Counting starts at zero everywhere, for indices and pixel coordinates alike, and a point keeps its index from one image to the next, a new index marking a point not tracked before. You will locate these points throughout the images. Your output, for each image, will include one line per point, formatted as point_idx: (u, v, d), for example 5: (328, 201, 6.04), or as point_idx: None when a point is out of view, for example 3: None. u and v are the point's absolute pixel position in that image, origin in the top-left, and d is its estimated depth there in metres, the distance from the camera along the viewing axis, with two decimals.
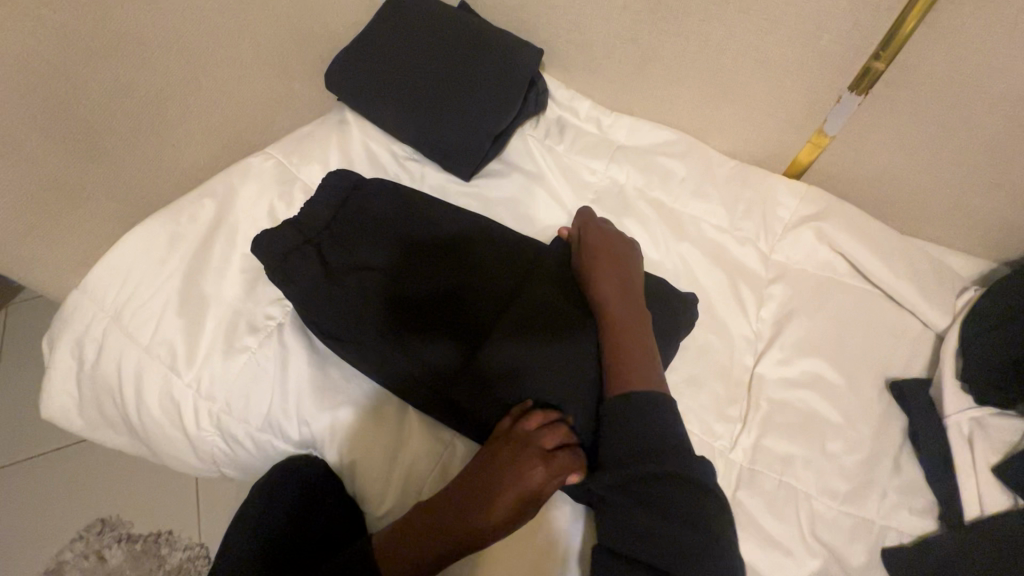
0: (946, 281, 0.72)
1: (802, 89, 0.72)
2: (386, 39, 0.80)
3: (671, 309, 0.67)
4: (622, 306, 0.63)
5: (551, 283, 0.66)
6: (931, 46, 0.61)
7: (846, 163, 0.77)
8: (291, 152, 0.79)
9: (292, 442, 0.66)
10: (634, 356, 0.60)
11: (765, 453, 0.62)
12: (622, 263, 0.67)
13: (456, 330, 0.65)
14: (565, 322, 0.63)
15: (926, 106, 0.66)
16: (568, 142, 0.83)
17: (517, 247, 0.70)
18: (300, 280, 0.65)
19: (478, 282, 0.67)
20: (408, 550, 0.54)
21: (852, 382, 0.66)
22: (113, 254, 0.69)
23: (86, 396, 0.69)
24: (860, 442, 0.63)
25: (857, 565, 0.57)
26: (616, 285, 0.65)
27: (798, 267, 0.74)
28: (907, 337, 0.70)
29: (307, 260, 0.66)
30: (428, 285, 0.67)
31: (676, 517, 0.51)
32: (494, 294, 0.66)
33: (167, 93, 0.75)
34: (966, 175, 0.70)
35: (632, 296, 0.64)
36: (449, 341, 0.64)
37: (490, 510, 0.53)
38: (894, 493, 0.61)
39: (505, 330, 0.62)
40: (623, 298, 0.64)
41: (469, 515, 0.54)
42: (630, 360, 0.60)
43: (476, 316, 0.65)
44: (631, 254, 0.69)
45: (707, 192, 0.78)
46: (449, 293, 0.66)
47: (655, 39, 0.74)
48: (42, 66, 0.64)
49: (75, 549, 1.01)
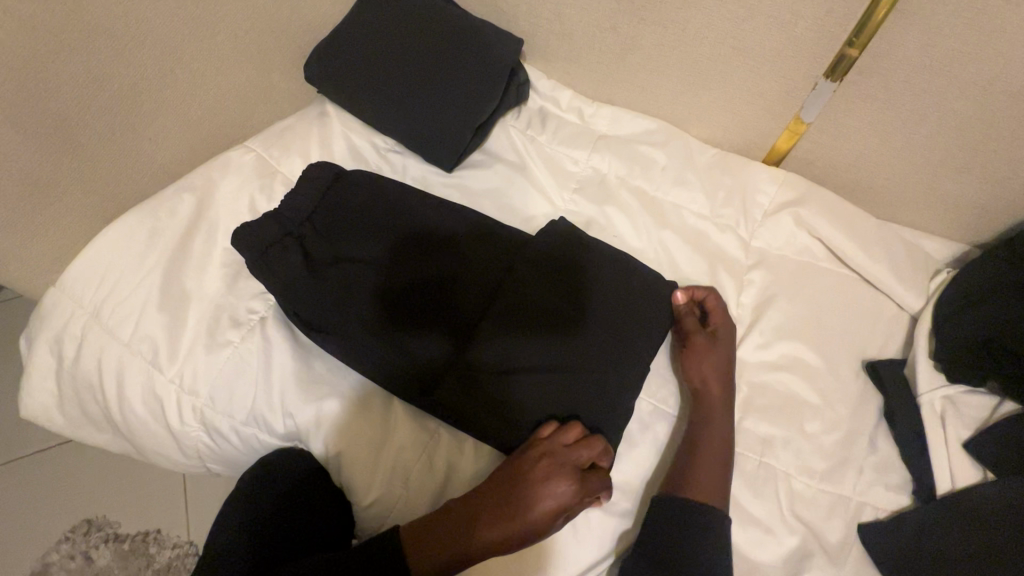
0: (920, 265, 0.74)
1: (780, 76, 0.72)
2: (366, 30, 0.79)
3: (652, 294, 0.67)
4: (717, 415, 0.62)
5: (536, 274, 0.66)
6: (904, 32, 0.62)
7: (823, 150, 0.78)
8: (271, 145, 0.78)
9: (278, 435, 0.66)
10: (716, 470, 0.59)
11: (745, 435, 0.64)
12: (604, 255, 0.69)
13: (443, 319, 0.65)
14: (554, 313, 0.65)
15: (899, 93, 0.68)
16: (549, 133, 0.83)
17: (501, 236, 0.70)
18: (282, 273, 0.65)
19: (463, 271, 0.68)
20: (438, 537, 0.55)
21: (830, 364, 0.68)
22: (92, 250, 0.68)
23: (67, 395, 0.69)
24: (838, 422, 0.64)
25: (834, 541, 0.59)
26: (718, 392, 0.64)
27: (778, 253, 0.75)
28: (883, 320, 0.72)
29: (287, 253, 0.66)
30: (415, 276, 0.67)
31: (679, 535, 0.56)
32: (477, 283, 0.67)
33: (142, 86, 0.74)
34: (939, 159, 0.72)
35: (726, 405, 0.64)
36: (436, 333, 0.64)
37: (527, 508, 0.56)
38: (870, 470, 0.62)
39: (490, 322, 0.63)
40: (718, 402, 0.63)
41: (508, 509, 0.56)
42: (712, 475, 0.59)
43: (463, 308, 0.66)
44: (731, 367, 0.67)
45: (688, 181, 0.78)
46: (434, 283, 0.67)
47: (635, 28, 0.75)
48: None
49: (62, 549, 1.00)
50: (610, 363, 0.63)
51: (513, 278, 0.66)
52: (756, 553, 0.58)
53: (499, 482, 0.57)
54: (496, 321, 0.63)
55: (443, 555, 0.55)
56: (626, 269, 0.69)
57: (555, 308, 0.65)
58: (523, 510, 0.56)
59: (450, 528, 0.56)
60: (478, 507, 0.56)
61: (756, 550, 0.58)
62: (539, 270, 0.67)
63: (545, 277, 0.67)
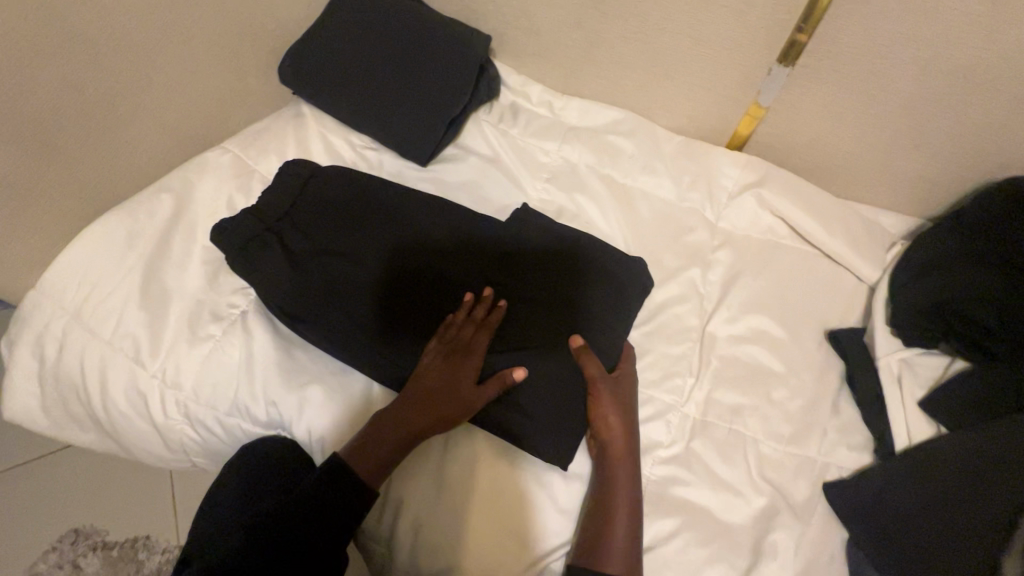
0: (878, 239, 0.77)
1: (736, 64, 0.76)
2: (338, 32, 0.82)
3: (625, 274, 0.70)
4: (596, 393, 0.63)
5: (520, 269, 0.69)
6: (848, 17, 0.66)
7: (782, 133, 0.82)
8: (249, 145, 0.80)
9: (261, 424, 0.67)
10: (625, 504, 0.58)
11: (715, 404, 0.66)
12: (599, 253, 0.71)
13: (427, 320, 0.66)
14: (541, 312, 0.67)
15: (847, 75, 0.71)
16: (521, 125, 0.86)
17: (484, 230, 0.72)
18: (266, 266, 0.67)
19: (448, 263, 0.69)
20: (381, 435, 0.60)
21: (794, 335, 0.71)
22: (72, 251, 0.69)
23: (49, 394, 0.70)
24: (802, 389, 0.67)
25: (801, 500, 0.61)
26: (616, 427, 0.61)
27: (742, 233, 0.79)
28: (844, 291, 0.75)
29: (271, 249, 0.68)
30: (397, 271, 0.68)
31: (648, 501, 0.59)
32: (460, 282, 0.68)
33: (121, 90, 0.75)
34: (890, 138, 0.75)
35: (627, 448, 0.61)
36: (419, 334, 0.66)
37: (453, 400, 0.60)
38: (834, 432, 0.65)
39: (465, 307, 0.64)
40: (619, 449, 0.61)
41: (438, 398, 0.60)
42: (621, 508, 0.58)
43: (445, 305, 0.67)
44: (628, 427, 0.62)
45: (655, 167, 0.81)
46: (419, 281, 0.68)
47: (597, 22, 0.78)
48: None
49: (50, 560, 1.00)
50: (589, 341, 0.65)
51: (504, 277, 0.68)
52: (726, 515, 0.60)
53: (432, 374, 0.62)
54: (477, 309, 0.64)
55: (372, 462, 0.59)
56: (618, 264, 0.71)
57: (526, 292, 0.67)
58: (449, 403, 0.60)
59: (378, 436, 0.60)
60: (414, 394, 0.61)
61: (727, 513, 0.60)
62: (523, 264, 0.69)
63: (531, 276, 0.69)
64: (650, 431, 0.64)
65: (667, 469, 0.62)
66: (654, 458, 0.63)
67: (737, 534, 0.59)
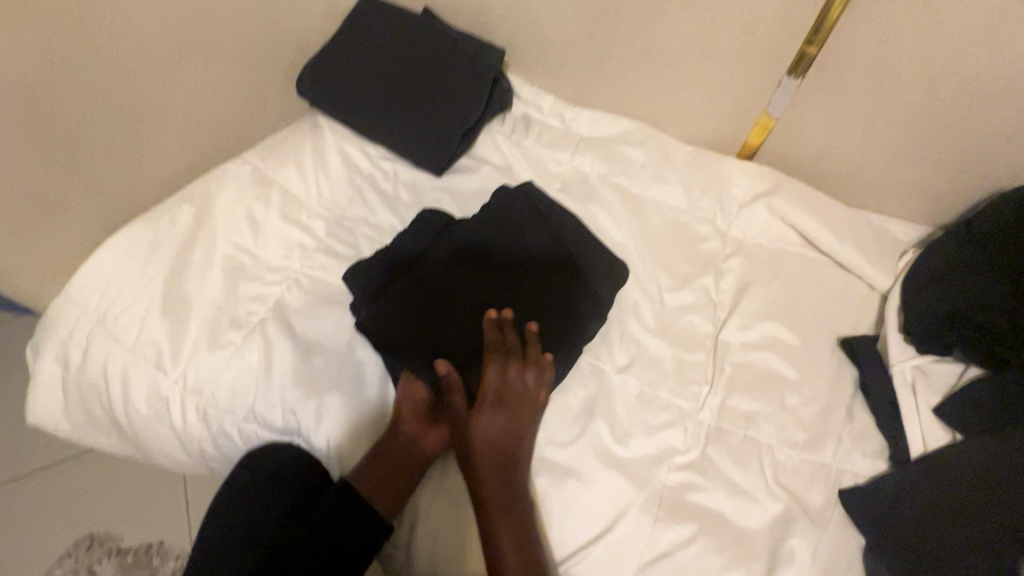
0: (889, 247, 0.78)
1: (747, 75, 0.77)
2: (355, 47, 0.84)
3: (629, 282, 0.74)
4: (523, 400, 0.62)
5: (531, 292, 0.67)
6: (857, 30, 0.67)
7: (792, 143, 0.83)
8: (267, 156, 0.81)
9: (278, 430, 0.68)
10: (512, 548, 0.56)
11: (729, 411, 0.67)
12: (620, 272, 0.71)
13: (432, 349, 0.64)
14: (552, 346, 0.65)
15: (857, 87, 0.72)
16: (533, 136, 0.87)
17: (498, 250, 0.70)
18: (386, 309, 0.65)
19: (459, 286, 0.67)
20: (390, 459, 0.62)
21: (807, 342, 0.71)
22: (95, 260, 0.71)
23: (72, 399, 0.71)
24: (816, 396, 0.68)
25: (817, 505, 0.62)
26: (494, 465, 0.59)
27: (754, 241, 0.79)
28: (856, 299, 0.76)
29: (398, 292, 0.66)
30: (408, 297, 0.66)
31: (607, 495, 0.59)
32: (465, 308, 0.66)
33: (140, 102, 0.77)
34: (898, 148, 0.76)
35: (502, 446, 0.60)
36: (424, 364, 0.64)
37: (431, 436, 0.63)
38: (848, 439, 0.65)
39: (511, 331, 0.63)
40: (492, 444, 0.60)
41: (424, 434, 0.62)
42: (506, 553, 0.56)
43: (448, 332, 0.65)
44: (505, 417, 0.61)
45: (666, 177, 0.83)
46: (428, 306, 0.65)
47: (609, 35, 0.79)
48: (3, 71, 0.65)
49: (65, 565, 1.01)
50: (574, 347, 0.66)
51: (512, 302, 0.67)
52: (742, 520, 0.61)
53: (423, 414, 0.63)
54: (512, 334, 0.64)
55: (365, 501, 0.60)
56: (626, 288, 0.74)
57: (556, 307, 0.67)
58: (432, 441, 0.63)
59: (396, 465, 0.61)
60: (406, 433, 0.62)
61: (743, 518, 0.61)
62: (548, 280, 0.68)
63: (541, 301, 0.67)
64: (666, 437, 0.65)
65: (684, 475, 0.63)
66: (671, 464, 0.63)
67: (754, 540, 0.60)
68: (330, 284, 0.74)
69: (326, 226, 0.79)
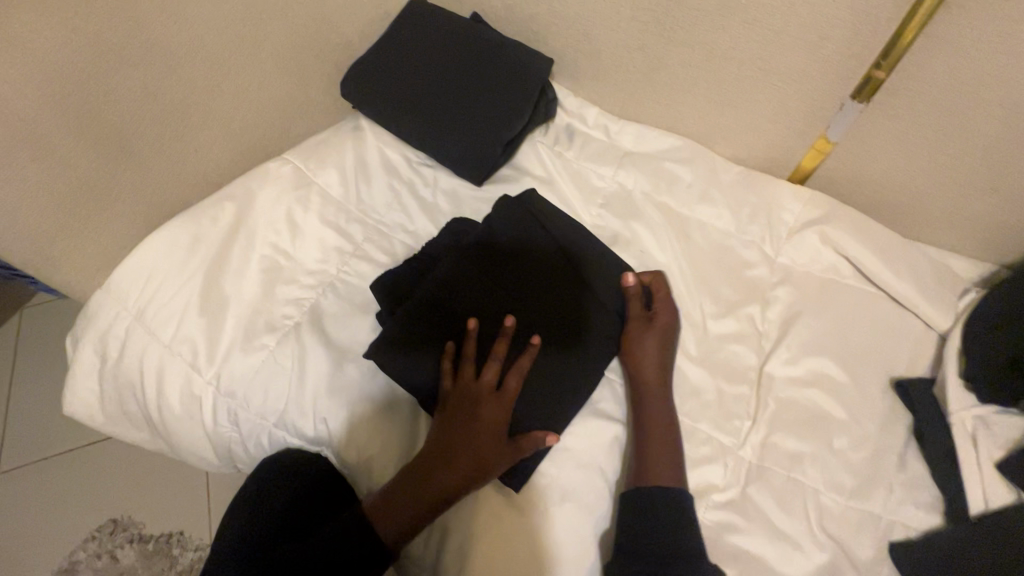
0: (948, 284, 0.74)
1: (806, 96, 0.74)
2: (401, 50, 0.83)
3: None
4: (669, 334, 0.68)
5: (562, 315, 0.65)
6: (931, 54, 0.63)
7: (848, 168, 0.80)
8: (308, 157, 0.81)
9: (307, 440, 0.67)
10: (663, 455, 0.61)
11: (773, 450, 0.64)
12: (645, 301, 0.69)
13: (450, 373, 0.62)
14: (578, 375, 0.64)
15: (925, 114, 0.69)
16: (577, 148, 0.85)
17: (514, 268, 0.67)
18: (412, 331, 0.63)
19: (484, 308, 0.64)
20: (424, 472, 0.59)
21: (857, 380, 0.68)
22: (136, 256, 0.71)
23: (108, 391, 0.72)
24: (866, 439, 0.64)
25: (864, 557, 0.59)
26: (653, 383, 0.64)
27: (803, 269, 0.76)
28: (910, 337, 0.72)
29: (425, 315, 0.63)
30: (430, 318, 0.63)
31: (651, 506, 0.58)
32: (488, 328, 0.64)
33: (191, 98, 0.77)
34: (965, 179, 0.72)
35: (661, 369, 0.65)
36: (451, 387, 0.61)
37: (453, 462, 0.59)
38: (900, 488, 0.62)
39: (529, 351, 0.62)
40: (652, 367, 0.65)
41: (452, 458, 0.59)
42: (660, 455, 0.61)
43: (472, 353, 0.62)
44: (656, 344, 0.66)
45: (714, 198, 0.80)
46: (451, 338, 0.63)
47: (661, 49, 0.77)
48: (58, 60, 0.67)
49: (88, 548, 1.02)
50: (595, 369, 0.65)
51: (524, 327, 0.65)
52: (784, 567, 0.58)
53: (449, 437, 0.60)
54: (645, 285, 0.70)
55: (395, 521, 0.58)
56: None
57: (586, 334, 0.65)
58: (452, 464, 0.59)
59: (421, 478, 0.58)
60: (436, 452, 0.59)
61: (785, 565, 0.58)
62: (582, 303, 0.67)
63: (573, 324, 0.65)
64: (704, 473, 0.62)
65: (722, 515, 0.60)
66: (710, 502, 0.61)
67: None
68: (365, 290, 0.73)
69: (363, 231, 0.78)
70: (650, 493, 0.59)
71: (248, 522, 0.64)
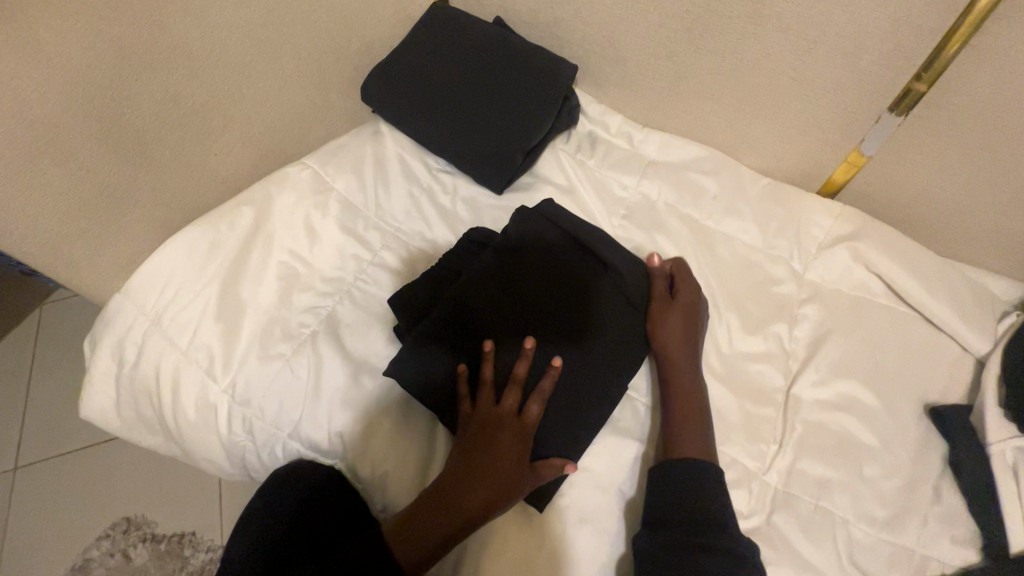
0: (986, 306, 0.71)
1: (840, 108, 0.71)
2: (423, 55, 0.82)
3: None
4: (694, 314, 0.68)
5: (582, 331, 0.64)
6: (976, 68, 0.60)
7: (881, 183, 0.77)
8: (326, 162, 0.80)
9: (323, 452, 0.66)
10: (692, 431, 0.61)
11: (801, 476, 0.62)
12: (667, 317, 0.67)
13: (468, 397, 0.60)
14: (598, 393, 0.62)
15: (967, 129, 0.66)
16: (599, 157, 0.83)
17: (534, 281, 0.65)
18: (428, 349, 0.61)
19: (501, 325, 0.63)
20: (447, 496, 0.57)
21: (889, 405, 0.65)
22: (153, 262, 0.70)
23: (124, 397, 0.71)
24: (898, 467, 0.62)
25: None
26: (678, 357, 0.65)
27: (833, 287, 0.73)
28: (945, 360, 0.69)
29: (442, 334, 0.62)
30: (448, 338, 0.62)
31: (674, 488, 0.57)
32: (506, 349, 0.62)
33: (212, 102, 0.77)
34: (1007, 197, 0.69)
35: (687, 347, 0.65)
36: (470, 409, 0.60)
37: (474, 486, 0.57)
38: (934, 521, 0.60)
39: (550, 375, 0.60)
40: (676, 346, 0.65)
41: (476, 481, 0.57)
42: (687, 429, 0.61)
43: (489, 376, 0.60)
44: (680, 322, 0.67)
45: (741, 211, 0.77)
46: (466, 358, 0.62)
47: (690, 57, 0.75)
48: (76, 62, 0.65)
49: (102, 547, 1.03)
50: (618, 387, 0.63)
51: (543, 344, 0.63)
52: None
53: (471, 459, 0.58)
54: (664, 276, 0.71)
55: (421, 547, 0.56)
56: None
57: (607, 351, 0.64)
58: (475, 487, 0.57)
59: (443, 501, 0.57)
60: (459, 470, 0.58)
61: None
62: (604, 320, 0.65)
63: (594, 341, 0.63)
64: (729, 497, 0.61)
65: None
66: None
67: None
68: (383, 299, 0.72)
69: (382, 238, 0.77)
70: (679, 475, 0.58)
71: (265, 534, 0.64)
